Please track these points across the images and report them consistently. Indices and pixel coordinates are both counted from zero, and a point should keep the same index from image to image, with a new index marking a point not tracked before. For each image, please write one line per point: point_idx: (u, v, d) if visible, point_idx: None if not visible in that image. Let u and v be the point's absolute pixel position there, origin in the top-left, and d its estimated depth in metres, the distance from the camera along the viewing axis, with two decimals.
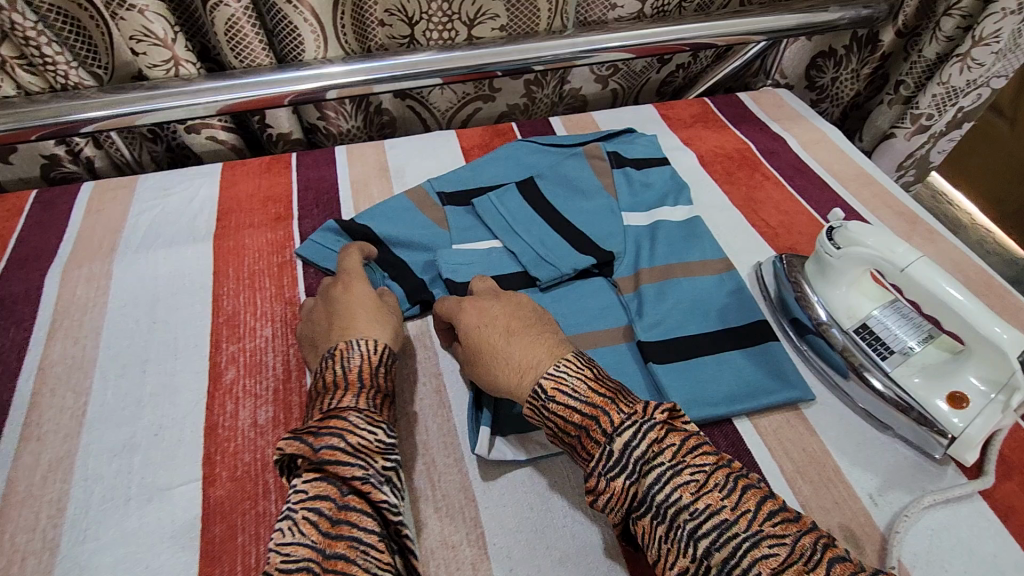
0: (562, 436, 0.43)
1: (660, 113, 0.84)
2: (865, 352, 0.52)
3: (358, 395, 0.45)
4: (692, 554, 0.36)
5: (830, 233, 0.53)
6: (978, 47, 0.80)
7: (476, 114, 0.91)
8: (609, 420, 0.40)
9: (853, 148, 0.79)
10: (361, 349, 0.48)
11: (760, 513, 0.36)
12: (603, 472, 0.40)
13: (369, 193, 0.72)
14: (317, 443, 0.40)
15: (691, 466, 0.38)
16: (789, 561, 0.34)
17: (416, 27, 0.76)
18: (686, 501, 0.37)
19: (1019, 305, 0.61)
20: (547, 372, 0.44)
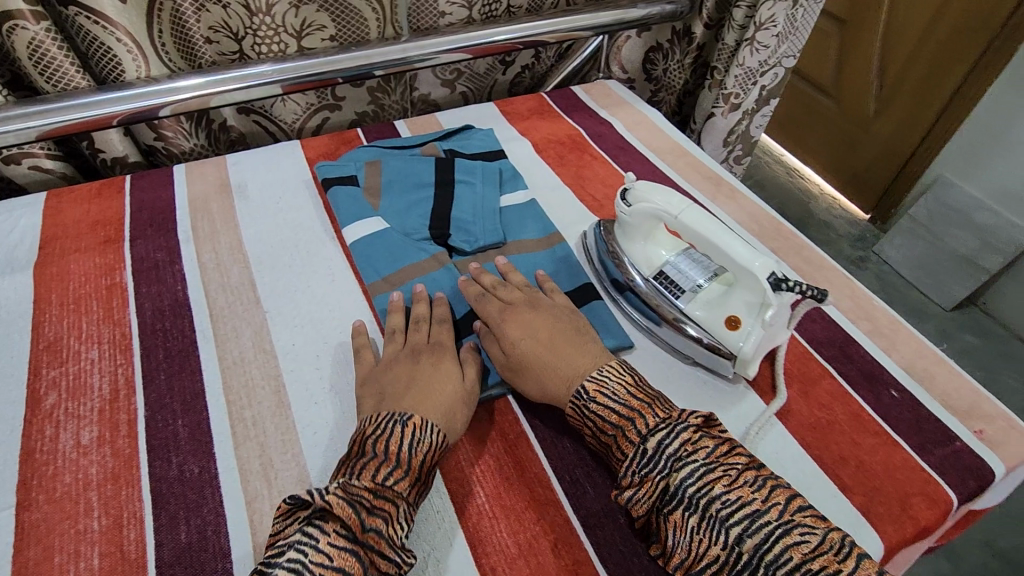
0: (599, 435, 0.47)
1: (500, 109, 0.90)
2: (664, 296, 0.58)
3: (412, 485, 0.43)
4: (724, 542, 0.40)
5: (626, 194, 0.60)
6: (760, 31, 0.92)
7: (326, 124, 0.92)
8: (646, 423, 0.45)
9: (670, 126, 0.89)
10: (432, 438, 0.45)
11: (789, 506, 0.41)
12: (637, 469, 0.43)
13: (208, 209, 0.71)
14: (366, 522, 0.40)
15: (724, 465, 0.43)
16: (818, 549, 0.38)
17: (244, 42, 0.77)
18: (718, 493, 0.41)
19: (801, 244, 0.71)
20: (591, 375, 0.49)
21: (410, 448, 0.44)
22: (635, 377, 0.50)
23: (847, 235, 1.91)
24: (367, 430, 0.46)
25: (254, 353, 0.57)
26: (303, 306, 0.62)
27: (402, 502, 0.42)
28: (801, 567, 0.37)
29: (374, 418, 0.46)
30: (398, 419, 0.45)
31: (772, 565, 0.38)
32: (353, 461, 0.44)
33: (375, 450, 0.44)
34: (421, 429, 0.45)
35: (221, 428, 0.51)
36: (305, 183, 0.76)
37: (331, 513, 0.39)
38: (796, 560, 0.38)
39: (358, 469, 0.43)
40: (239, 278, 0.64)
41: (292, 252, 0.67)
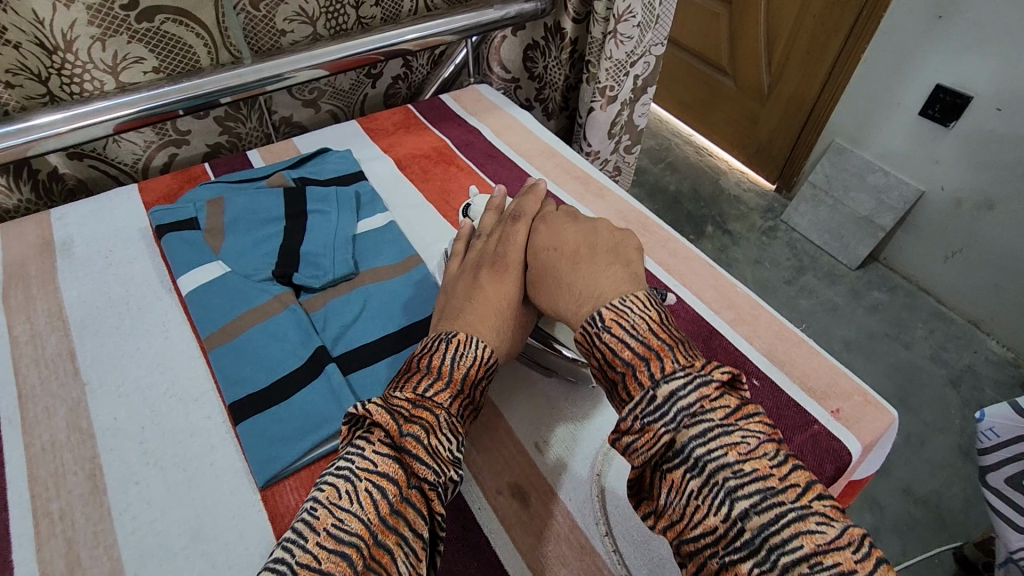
0: (606, 370, 0.44)
1: (362, 127, 0.85)
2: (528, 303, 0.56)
3: (453, 398, 0.45)
4: (724, 514, 0.35)
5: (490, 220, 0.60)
6: (621, 24, 0.91)
7: (176, 160, 0.85)
8: (662, 366, 0.41)
9: (539, 127, 0.87)
10: (476, 352, 0.47)
11: (809, 491, 0.35)
12: (640, 414, 0.40)
13: (25, 273, 0.64)
14: (404, 428, 0.41)
15: (743, 430, 0.38)
16: (835, 543, 0.33)
17: (50, 83, 0.70)
18: (731, 460, 0.36)
19: (667, 237, 0.70)
20: (609, 304, 0.46)
21: (452, 361, 0.46)
22: (660, 315, 0.45)
23: (757, 208, 1.97)
24: (415, 353, 0.48)
25: (67, 435, 0.50)
26: (130, 372, 0.56)
27: (442, 412, 0.43)
28: (811, 559, 0.32)
29: (425, 342, 0.49)
30: (444, 337, 0.47)
31: (776, 551, 0.33)
32: (400, 376, 0.46)
33: (420, 365, 0.45)
34: (464, 344, 0.47)
35: (22, 530, 0.45)
36: (143, 228, 0.70)
37: (374, 423, 0.41)
38: (807, 549, 0.33)
39: (405, 381, 0.45)
40: (56, 349, 0.57)
41: (122, 310, 0.61)
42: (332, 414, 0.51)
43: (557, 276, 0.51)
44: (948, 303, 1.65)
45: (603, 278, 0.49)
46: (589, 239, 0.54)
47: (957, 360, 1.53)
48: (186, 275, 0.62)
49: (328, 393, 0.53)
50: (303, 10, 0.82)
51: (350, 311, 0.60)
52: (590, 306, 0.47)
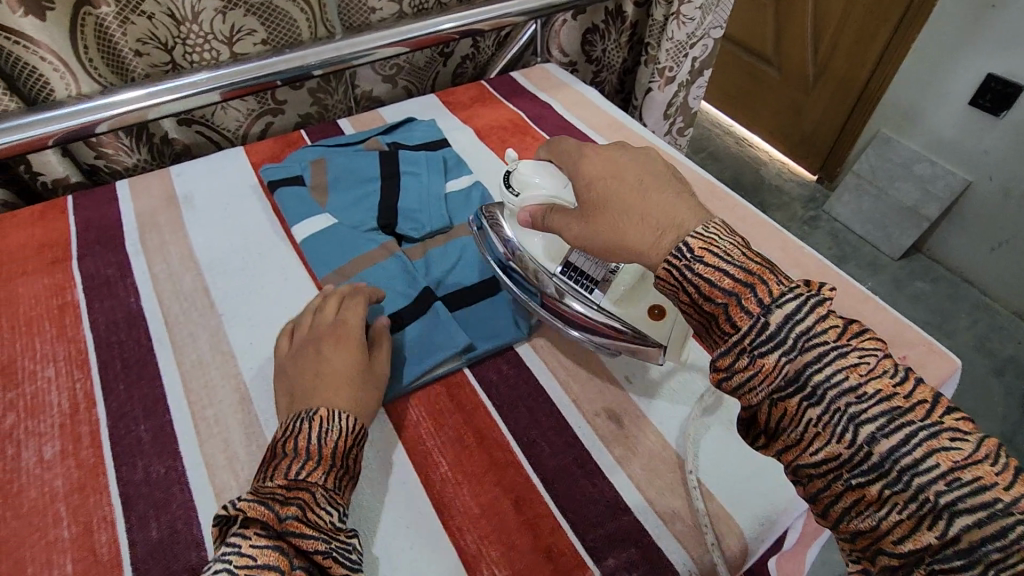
0: (702, 303, 0.42)
1: (441, 100, 0.91)
2: (575, 288, 0.56)
3: (326, 473, 0.45)
4: (850, 440, 0.36)
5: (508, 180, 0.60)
6: (684, 5, 0.94)
7: (271, 128, 0.93)
8: (768, 290, 0.40)
9: (606, 101, 0.91)
10: (339, 425, 0.46)
11: (937, 407, 0.36)
12: (753, 346, 0.39)
13: (156, 222, 0.71)
14: (282, 512, 0.41)
15: (859, 351, 0.38)
16: (972, 458, 0.34)
17: (175, 52, 0.77)
18: (852, 385, 0.37)
19: (735, 203, 0.75)
20: (694, 233, 0.43)
21: (317, 440, 0.45)
22: (741, 243, 0.43)
23: (798, 197, 1.98)
24: (277, 436, 0.47)
25: (211, 355, 0.58)
26: (258, 306, 0.63)
27: (320, 488, 0.43)
28: (948, 475, 0.34)
29: (285, 424, 0.47)
30: (306, 416, 0.47)
31: (909, 471, 0.35)
32: (266, 462, 0.45)
33: (284, 450, 0.45)
34: (327, 419, 0.46)
35: (186, 428, 0.52)
36: (254, 185, 0.77)
37: (248, 518, 0.40)
38: (943, 467, 0.34)
39: (273, 469, 0.44)
40: (192, 285, 0.64)
41: (244, 254, 0.68)
42: (443, 341, 0.57)
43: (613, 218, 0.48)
44: (991, 294, 1.66)
45: (676, 204, 0.47)
46: (647, 165, 0.51)
47: (1000, 350, 1.54)
48: (300, 224, 0.69)
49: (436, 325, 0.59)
50: None
51: (448, 260, 0.67)
52: (666, 241, 0.44)
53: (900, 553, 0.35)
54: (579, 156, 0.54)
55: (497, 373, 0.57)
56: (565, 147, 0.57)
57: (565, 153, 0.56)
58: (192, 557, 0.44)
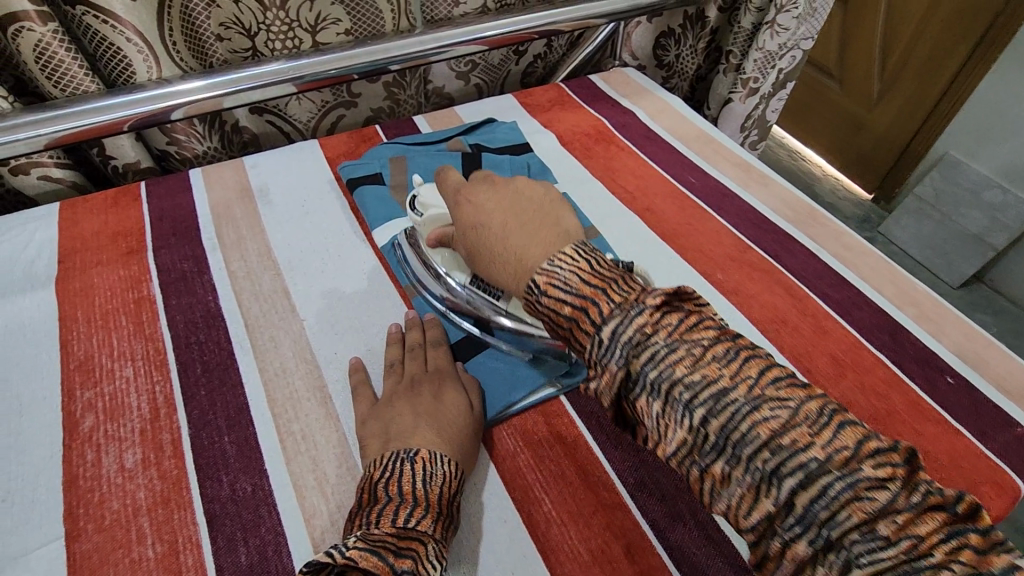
0: (556, 330, 0.43)
1: (519, 101, 0.88)
2: (483, 298, 0.56)
3: (433, 522, 0.40)
4: (689, 425, 0.36)
5: (412, 203, 0.62)
6: (781, 14, 0.89)
7: (342, 121, 0.90)
8: (600, 312, 0.40)
9: (693, 112, 0.87)
10: (444, 468, 0.43)
11: (762, 379, 0.36)
12: (596, 357, 0.39)
13: (231, 215, 0.69)
14: (397, 564, 0.35)
15: (688, 342, 0.38)
16: (792, 422, 0.34)
17: (257, 39, 0.75)
18: (681, 374, 0.36)
19: (839, 230, 0.70)
20: (541, 269, 0.43)
21: (422, 484, 0.42)
22: (593, 261, 0.43)
23: (852, 216, 1.91)
24: (373, 477, 0.43)
25: (295, 363, 0.55)
26: (340, 313, 0.60)
27: (430, 540, 0.39)
28: (772, 445, 0.33)
29: (376, 466, 0.44)
30: (406, 456, 0.43)
31: (740, 445, 0.34)
32: (363, 511, 0.40)
33: (388, 494, 0.41)
34: (430, 460, 0.43)
35: (271, 444, 0.49)
36: (330, 184, 0.74)
37: (356, 570, 0.34)
38: (765, 438, 0.34)
39: (373, 516, 0.39)
40: (271, 286, 0.61)
41: (323, 256, 0.65)
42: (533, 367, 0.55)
43: (485, 244, 0.49)
44: None
45: (534, 241, 0.47)
46: (511, 202, 0.51)
47: None
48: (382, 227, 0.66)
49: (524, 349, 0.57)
50: None
51: None
52: (524, 273, 0.46)
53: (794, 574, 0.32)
54: (453, 197, 0.54)
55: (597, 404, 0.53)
56: (448, 178, 0.56)
57: (447, 186, 0.55)
58: None
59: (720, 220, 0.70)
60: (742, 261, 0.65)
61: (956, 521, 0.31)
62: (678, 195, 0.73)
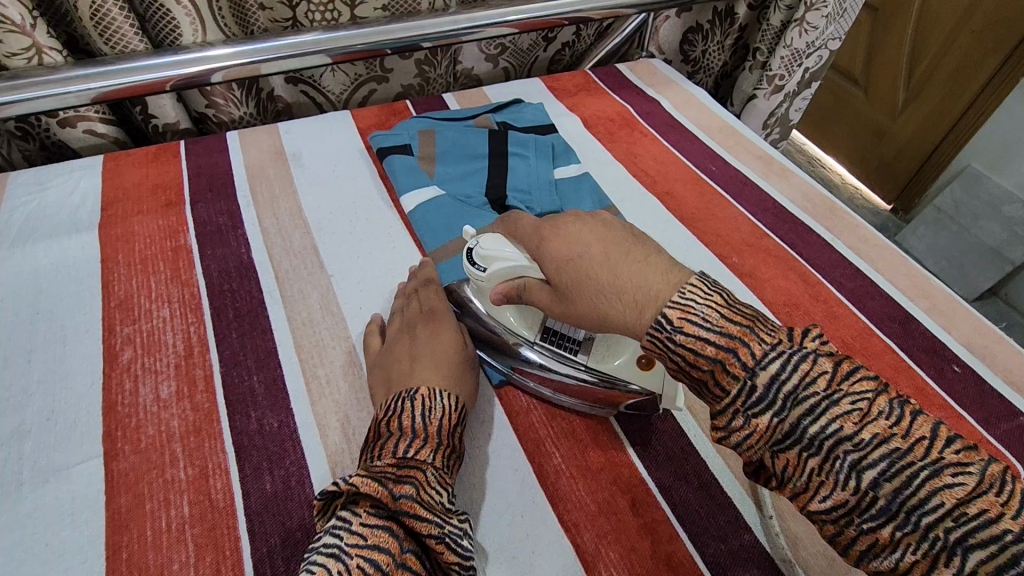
0: (689, 371, 0.38)
1: (546, 84, 0.90)
2: (558, 356, 0.49)
3: (433, 452, 0.43)
4: (855, 487, 0.33)
5: (470, 255, 0.51)
6: (811, 12, 0.91)
7: (372, 96, 0.92)
8: (751, 352, 0.35)
9: (717, 104, 0.88)
10: (444, 404, 0.46)
11: (937, 440, 0.32)
12: (746, 406, 0.35)
13: (265, 176, 0.71)
14: (396, 490, 0.39)
15: (851, 394, 0.34)
16: (978, 489, 0.31)
17: (298, 9, 0.77)
18: (848, 433, 0.33)
19: (855, 223, 0.71)
20: (671, 301, 0.38)
21: (423, 418, 0.45)
22: (725, 295, 0.38)
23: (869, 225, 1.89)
24: (379, 415, 0.46)
25: (322, 314, 0.57)
26: (366, 272, 0.62)
27: (429, 468, 0.42)
28: (953, 514, 0.31)
29: (384, 404, 0.47)
30: (407, 395, 0.46)
31: (915, 511, 0.31)
32: (371, 443, 0.44)
33: (391, 429, 0.44)
34: (429, 398, 0.46)
35: (297, 386, 0.52)
36: (360, 153, 0.76)
37: (360, 496, 0.39)
38: (949, 507, 0.31)
39: (378, 448, 0.43)
40: (301, 243, 0.64)
41: (352, 218, 0.67)
42: None
43: (584, 282, 0.42)
44: None
45: (648, 271, 0.40)
46: (606, 230, 0.45)
47: None
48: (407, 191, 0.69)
49: None
50: None
51: None
52: (647, 307, 0.39)
53: (819, 502, 0.34)
54: (535, 238, 0.47)
55: None
56: (521, 224, 0.50)
57: (524, 226, 0.50)
58: (304, 516, 0.44)
59: (739, 208, 0.71)
60: (758, 246, 0.67)
61: (942, 425, 0.34)
62: (698, 181, 0.75)
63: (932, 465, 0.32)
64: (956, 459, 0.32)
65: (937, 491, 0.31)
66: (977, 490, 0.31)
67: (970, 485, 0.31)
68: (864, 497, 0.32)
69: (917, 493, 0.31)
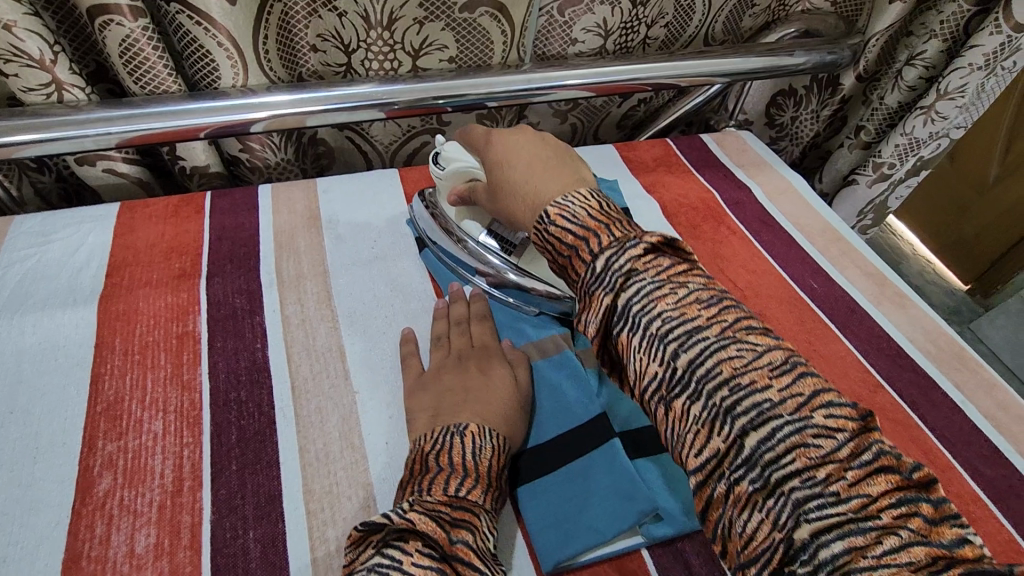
0: (556, 260, 0.41)
1: (621, 155, 0.79)
2: (494, 254, 0.60)
3: (483, 493, 0.41)
4: (661, 359, 0.34)
5: (436, 157, 0.60)
6: (942, 100, 0.79)
7: (423, 149, 0.83)
8: (600, 243, 0.38)
9: (818, 199, 0.76)
10: (491, 442, 0.45)
11: (735, 324, 0.34)
12: (589, 288, 0.37)
13: (295, 247, 0.62)
14: (452, 534, 0.37)
15: (676, 283, 0.36)
16: (755, 365, 0.32)
17: (354, 55, 0.68)
18: (662, 310, 0.35)
19: (992, 380, 0.59)
20: (555, 202, 0.41)
21: (473, 456, 0.43)
22: (603, 201, 0.41)
23: (940, 305, 1.62)
24: (423, 448, 0.44)
25: (340, 448, 0.48)
26: (398, 391, 0.52)
27: (481, 511, 0.40)
28: (738, 386, 0.32)
29: (425, 438, 0.45)
30: (455, 430, 0.44)
31: (703, 382, 0.33)
32: (415, 479, 0.41)
33: (440, 464, 0.42)
34: (479, 435, 0.44)
35: (299, 551, 0.42)
36: (405, 225, 0.67)
37: (414, 530, 0.36)
38: (726, 376, 0.32)
39: (423, 482, 0.41)
40: (326, 342, 0.55)
41: (388, 313, 0.58)
42: (621, 504, 0.44)
43: (510, 189, 0.47)
44: None
45: (554, 176, 0.45)
46: (537, 143, 0.50)
47: None
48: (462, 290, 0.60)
49: (610, 473, 0.46)
50: (603, 22, 0.75)
51: None
52: (538, 209, 0.43)
53: (645, 387, 0.35)
54: (485, 142, 0.53)
55: (685, 569, 0.44)
56: (475, 130, 0.56)
57: (474, 139, 0.55)
58: None
59: (847, 344, 0.59)
60: (874, 403, 0.55)
61: None
62: (798, 301, 0.63)
63: (721, 339, 0.34)
64: (748, 339, 0.34)
65: (720, 362, 0.33)
66: (753, 364, 0.32)
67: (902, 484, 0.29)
68: (669, 369, 0.34)
69: (705, 364, 0.33)
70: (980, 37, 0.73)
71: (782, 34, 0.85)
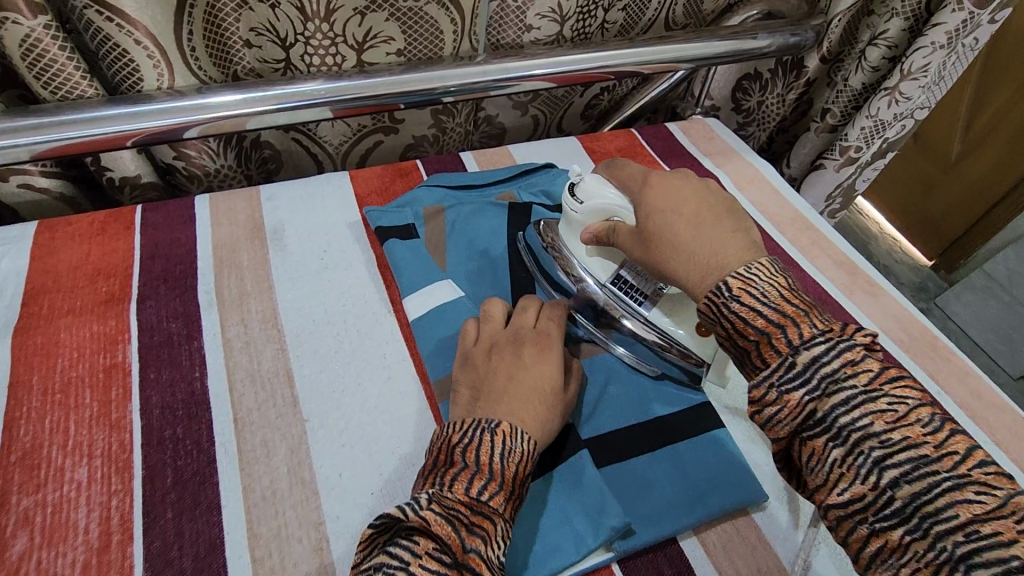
0: (735, 338, 0.39)
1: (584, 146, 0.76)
2: (623, 303, 0.54)
3: (506, 499, 0.38)
4: (804, 400, 0.35)
5: (572, 189, 0.54)
6: (906, 81, 0.77)
7: (377, 148, 0.78)
8: (800, 333, 0.36)
9: (788, 187, 0.74)
10: (523, 444, 0.40)
11: (882, 375, 0.35)
12: (743, 334, 0.38)
13: (237, 261, 0.57)
14: (466, 541, 0.35)
15: (841, 339, 0.36)
16: (905, 420, 0.33)
17: (293, 50, 0.63)
18: (819, 356, 0.35)
19: (964, 368, 0.58)
20: (735, 272, 0.39)
21: (501, 458, 0.39)
22: (788, 278, 0.39)
23: (908, 284, 1.64)
24: (450, 435, 0.40)
25: (288, 484, 0.44)
26: (352, 416, 0.48)
27: (500, 518, 0.37)
28: (880, 433, 0.33)
29: (455, 423, 0.41)
30: (486, 425, 0.40)
31: (848, 428, 0.34)
32: (436, 469, 0.38)
33: (465, 460, 0.38)
34: (511, 436, 0.40)
35: None
36: (357, 231, 0.62)
37: (426, 532, 0.34)
38: (878, 427, 0.33)
39: (442, 475, 0.38)
40: (273, 366, 0.50)
41: (341, 330, 0.54)
42: (590, 521, 0.42)
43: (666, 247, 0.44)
44: None
45: (723, 245, 0.42)
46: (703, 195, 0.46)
47: None
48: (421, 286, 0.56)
49: (577, 486, 0.44)
50: (558, 8, 0.71)
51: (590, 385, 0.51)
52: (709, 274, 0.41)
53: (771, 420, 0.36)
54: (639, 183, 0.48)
55: None
56: (626, 167, 0.51)
57: (630, 170, 0.50)
58: None
59: None
60: None
61: None
62: None
63: (867, 391, 0.34)
64: (895, 392, 0.34)
65: (870, 411, 0.33)
66: (904, 419, 0.33)
67: (991, 505, 0.30)
68: (807, 408, 0.35)
69: (854, 413, 0.34)
70: (942, 15, 0.71)
71: (745, 17, 0.83)
